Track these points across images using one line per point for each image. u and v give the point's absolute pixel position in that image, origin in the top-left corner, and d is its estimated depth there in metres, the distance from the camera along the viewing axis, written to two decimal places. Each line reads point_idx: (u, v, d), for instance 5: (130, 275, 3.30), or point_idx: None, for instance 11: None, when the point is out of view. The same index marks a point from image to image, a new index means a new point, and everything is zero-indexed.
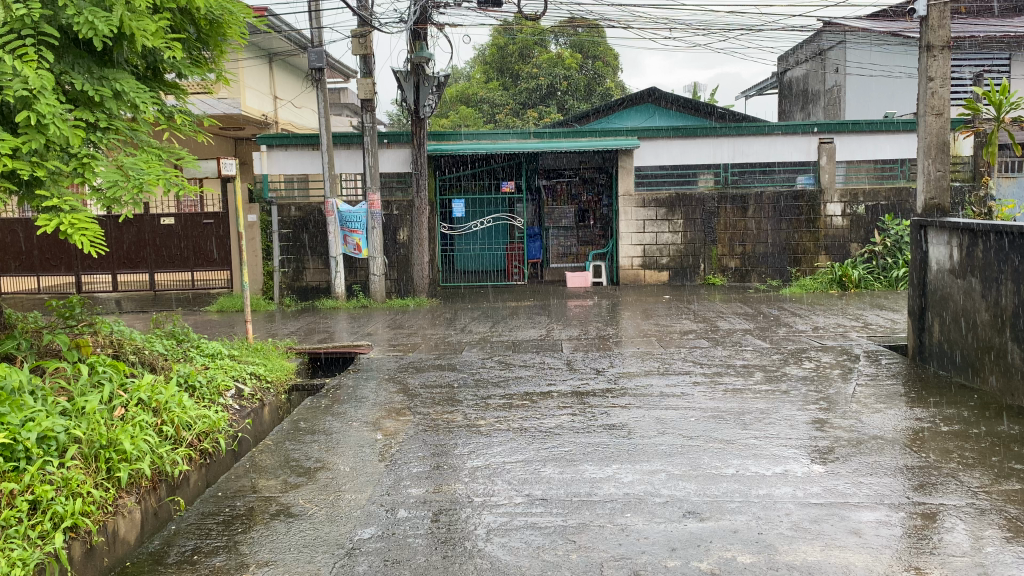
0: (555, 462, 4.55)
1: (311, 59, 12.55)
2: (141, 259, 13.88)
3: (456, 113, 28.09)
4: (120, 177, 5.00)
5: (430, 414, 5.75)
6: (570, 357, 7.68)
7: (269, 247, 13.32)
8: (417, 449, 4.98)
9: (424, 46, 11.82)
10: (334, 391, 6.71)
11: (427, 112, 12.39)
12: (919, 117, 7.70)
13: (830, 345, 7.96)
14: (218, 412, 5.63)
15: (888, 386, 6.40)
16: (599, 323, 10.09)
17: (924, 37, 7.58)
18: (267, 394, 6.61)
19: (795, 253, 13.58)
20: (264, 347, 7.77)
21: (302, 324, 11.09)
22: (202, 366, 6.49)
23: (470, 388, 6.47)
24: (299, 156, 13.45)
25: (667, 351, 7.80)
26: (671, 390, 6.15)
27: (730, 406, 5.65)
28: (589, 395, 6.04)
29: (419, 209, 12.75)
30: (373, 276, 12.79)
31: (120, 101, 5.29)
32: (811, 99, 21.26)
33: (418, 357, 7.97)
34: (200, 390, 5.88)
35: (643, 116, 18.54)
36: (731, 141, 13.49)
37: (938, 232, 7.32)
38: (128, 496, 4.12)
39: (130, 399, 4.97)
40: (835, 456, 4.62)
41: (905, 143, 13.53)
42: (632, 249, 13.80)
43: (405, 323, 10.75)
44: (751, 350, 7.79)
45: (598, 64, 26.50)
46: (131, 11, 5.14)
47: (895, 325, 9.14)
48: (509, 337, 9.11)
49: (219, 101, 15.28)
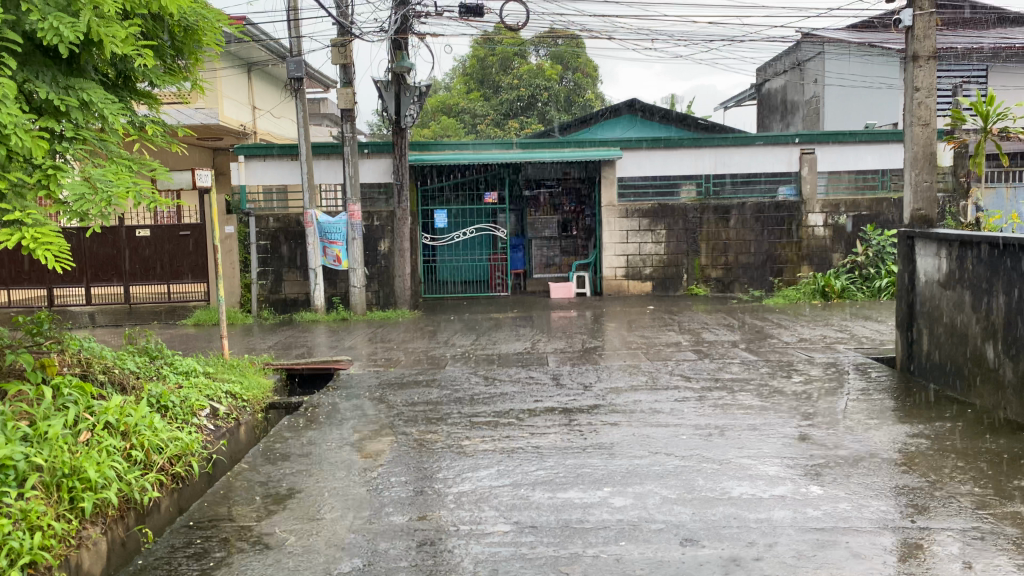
0: (544, 486, 4.39)
1: (289, 68, 12.35)
2: (115, 272, 13.53)
3: (437, 123, 27.96)
4: (87, 190, 4.80)
5: (414, 434, 5.57)
6: (556, 372, 7.51)
7: (247, 259, 13.14)
8: (400, 472, 4.80)
9: (406, 55, 11.70)
10: (314, 409, 6.52)
11: (408, 122, 12.17)
12: (906, 128, 7.59)
13: (818, 358, 7.86)
14: (192, 433, 5.45)
15: (880, 401, 6.29)
16: (583, 335, 9.94)
17: (909, 47, 7.52)
18: (242, 413, 6.42)
19: (778, 263, 13.51)
20: (241, 364, 7.54)
21: (281, 338, 10.85)
22: (176, 384, 6.28)
23: (454, 406, 6.29)
24: (277, 166, 13.24)
25: (655, 365, 7.67)
26: (661, 406, 6.01)
27: (722, 423, 5.52)
28: (578, 412, 5.88)
29: (400, 219, 12.60)
30: (353, 288, 12.58)
31: (88, 112, 5.10)
32: (790, 110, 21.34)
33: (400, 373, 7.78)
34: (172, 410, 5.69)
35: (626, 127, 18.48)
36: (712, 152, 13.45)
37: (927, 243, 7.26)
38: (92, 527, 3.96)
39: (97, 422, 4.76)
40: (833, 477, 4.49)
41: (887, 153, 13.47)
42: (616, 260, 13.69)
43: (387, 336, 10.54)
44: (739, 363, 7.67)
45: (577, 76, 26.67)
46: (100, 17, 4.95)
47: (882, 337, 9.05)
48: (493, 351, 8.94)
49: (196, 111, 15.09)
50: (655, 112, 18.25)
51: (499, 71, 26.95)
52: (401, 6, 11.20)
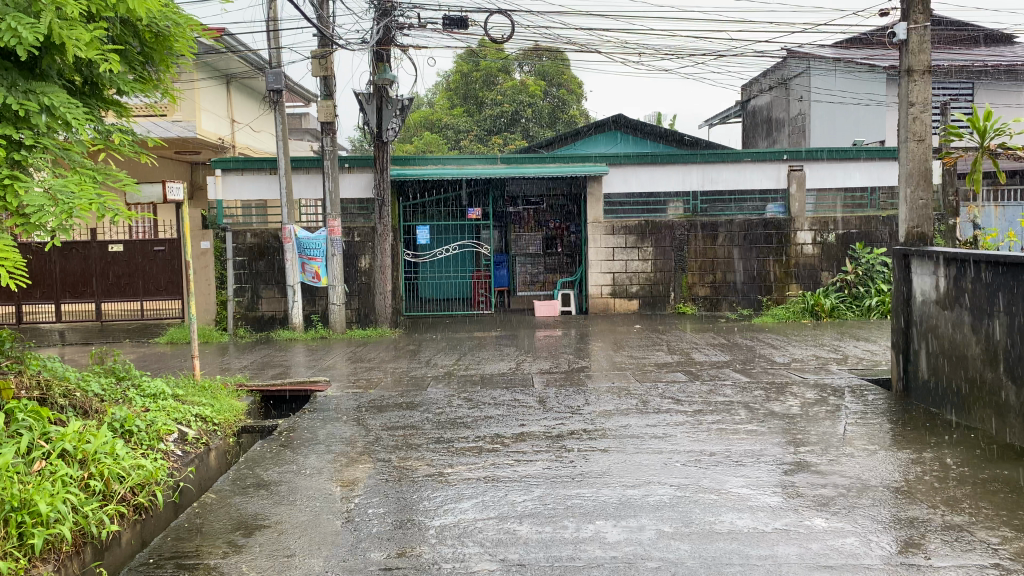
0: (532, 519, 4.10)
1: (269, 80, 12.08)
2: (86, 288, 13.12)
3: (420, 139, 27.71)
4: (47, 202, 4.48)
5: (393, 460, 5.27)
6: (542, 394, 7.23)
7: (222, 275, 12.86)
8: (379, 504, 4.50)
9: (388, 68, 11.47)
10: (289, 434, 6.19)
11: (390, 136, 11.91)
12: (901, 144, 7.42)
13: (812, 380, 7.63)
14: (157, 460, 5.12)
15: (880, 425, 6.06)
16: (570, 355, 9.68)
17: (903, 62, 7.38)
18: (212, 438, 6.09)
19: (767, 281, 13.31)
20: (212, 386, 7.20)
21: (257, 357, 10.51)
22: (142, 408, 5.94)
23: (436, 430, 5.99)
24: (255, 180, 12.97)
25: (644, 387, 7.40)
26: (652, 431, 5.73)
27: (718, 448, 5.26)
28: (565, 437, 5.60)
29: (381, 235, 12.30)
30: (332, 306, 12.25)
31: (51, 119, 4.81)
32: (776, 128, 21.30)
33: (380, 395, 7.46)
34: (137, 435, 5.35)
35: (610, 142, 18.32)
36: (700, 169, 13.29)
37: (923, 261, 7.08)
38: (43, 565, 3.65)
39: (53, 450, 4.44)
40: (838, 508, 4.23)
41: (875, 170, 13.43)
42: (601, 277, 13.46)
43: (366, 356, 10.22)
44: (732, 385, 7.42)
45: (562, 92, 26.54)
46: (63, 19, 4.67)
47: (875, 358, 8.85)
48: (477, 371, 8.64)
49: (174, 124, 14.68)
50: (641, 127, 18.13)
51: (483, 87, 26.76)
52: (383, 17, 10.99)
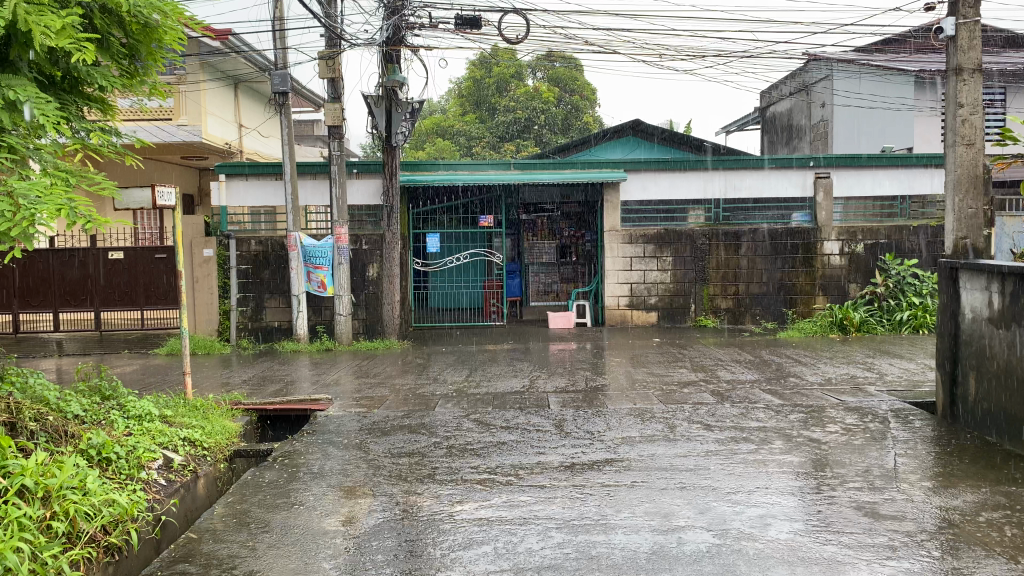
0: (554, 572, 3.58)
1: (273, 82, 11.62)
2: (85, 296, 12.72)
3: (432, 145, 27.25)
4: (6, 208, 4.04)
5: (397, 495, 4.76)
6: (560, 416, 6.69)
7: (225, 284, 12.30)
8: (378, 549, 3.98)
9: (397, 69, 11.03)
10: (284, 462, 5.68)
11: (400, 140, 11.41)
12: (947, 148, 6.87)
13: (850, 403, 7.07)
14: (135, 491, 4.65)
15: (933, 457, 5.49)
16: (586, 371, 9.15)
17: (950, 59, 6.82)
18: (200, 464, 5.59)
19: (793, 294, 12.73)
20: (205, 406, 6.72)
21: (257, 371, 10.02)
22: (124, 432, 5.46)
23: (444, 459, 5.47)
24: (260, 186, 12.58)
25: (669, 410, 6.86)
26: (683, 463, 5.19)
27: (759, 485, 4.72)
28: (585, 469, 5.07)
29: (390, 243, 11.81)
30: (338, 317, 11.76)
31: (15, 113, 4.37)
32: (796, 134, 20.73)
33: (385, 415, 6.94)
34: (115, 464, 4.88)
35: (626, 149, 17.80)
36: (722, 175, 12.82)
37: (972, 275, 6.52)
38: None
39: (10, 487, 3.96)
40: (904, 562, 3.68)
41: (905, 177, 12.96)
42: (618, 288, 12.92)
43: (372, 370, 9.72)
44: (764, 408, 6.86)
45: (575, 98, 25.99)
46: (32, 4, 4.26)
47: (915, 377, 8.26)
48: (488, 390, 8.11)
49: (179, 128, 14.49)
50: (657, 134, 17.68)
51: (496, 93, 26.35)
52: (393, 16, 10.53)
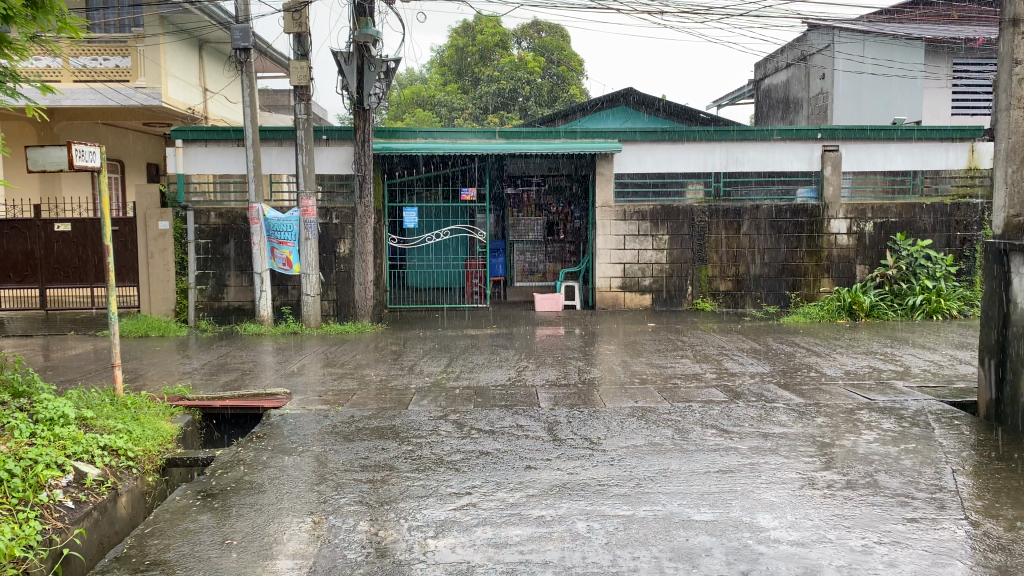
0: None
1: (234, 37, 10.52)
2: (29, 272, 11.61)
3: (413, 116, 26.27)
4: None
5: (357, 528, 3.84)
6: (552, 417, 5.81)
7: (183, 260, 11.33)
8: None
9: (370, 23, 9.96)
10: (227, 474, 4.76)
11: (373, 103, 10.32)
12: (999, 112, 5.87)
13: (881, 403, 6.24)
14: (25, 524, 3.68)
15: (997, 472, 4.65)
16: (579, 360, 8.27)
17: (1006, 8, 5.78)
18: (122, 479, 4.64)
19: (796, 276, 11.89)
20: (137, 404, 5.78)
21: (213, 357, 9.03)
22: (25, 441, 4.48)
23: (417, 475, 4.57)
24: (220, 152, 11.51)
25: (677, 410, 6.00)
26: (704, 483, 4.32)
27: (803, 517, 3.85)
28: (587, 492, 4.18)
29: (362, 217, 10.75)
30: (305, 297, 10.76)
31: None
32: (793, 107, 19.91)
33: (349, 415, 6.01)
34: (6, 485, 3.93)
35: (618, 119, 16.93)
36: (723, 146, 11.93)
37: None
38: None
39: None
40: None
41: (918, 152, 12.13)
42: (610, 269, 12.02)
43: (341, 357, 8.80)
44: (785, 409, 6.00)
45: (561, 69, 24.79)
46: None
47: (946, 371, 7.45)
48: (469, 383, 7.20)
49: (136, 91, 13.35)
50: (651, 104, 16.74)
51: (479, 63, 25.36)
52: None
